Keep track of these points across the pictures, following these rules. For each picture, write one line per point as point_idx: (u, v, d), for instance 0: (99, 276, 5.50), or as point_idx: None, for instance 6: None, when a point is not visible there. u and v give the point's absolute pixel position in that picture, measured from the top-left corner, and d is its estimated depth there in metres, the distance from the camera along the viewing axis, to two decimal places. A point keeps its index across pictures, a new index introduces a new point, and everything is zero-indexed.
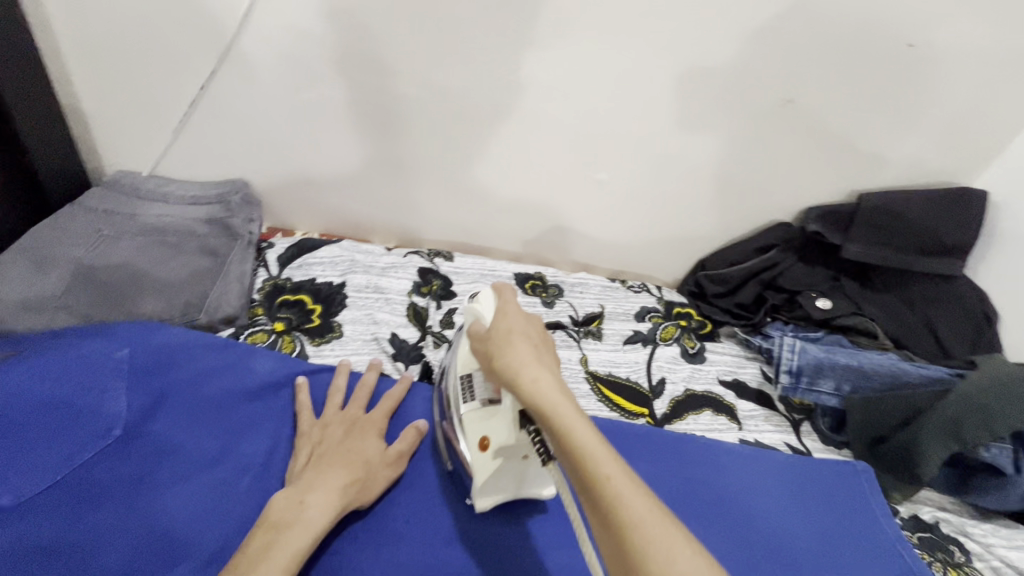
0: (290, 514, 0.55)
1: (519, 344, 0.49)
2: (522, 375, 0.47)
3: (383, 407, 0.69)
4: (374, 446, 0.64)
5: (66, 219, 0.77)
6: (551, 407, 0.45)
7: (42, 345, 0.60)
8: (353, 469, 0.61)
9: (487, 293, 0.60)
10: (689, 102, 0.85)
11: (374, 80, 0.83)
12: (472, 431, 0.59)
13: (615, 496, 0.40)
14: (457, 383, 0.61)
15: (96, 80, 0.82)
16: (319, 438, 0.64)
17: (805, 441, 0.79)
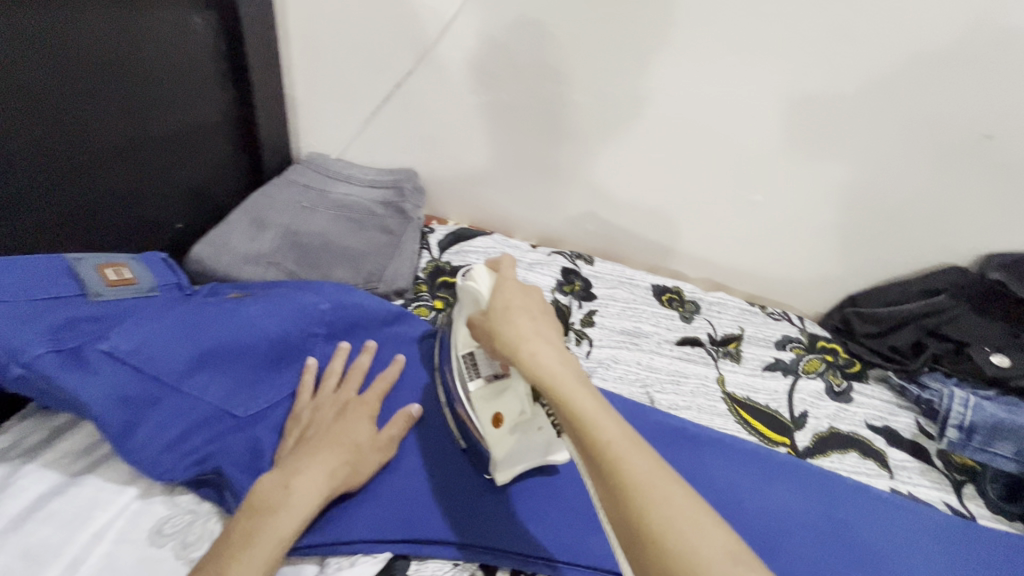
0: (275, 497, 0.50)
1: (520, 320, 0.48)
2: (528, 347, 0.46)
3: (377, 388, 0.63)
4: (365, 428, 0.59)
5: (275, 188, 0.90)
6: (554, 375, 0.44)
7: (266, 290, 0.71)
8: (341, 451, 0.55)
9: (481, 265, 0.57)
10: (865, 128, 0.83)
11: (550, 86, 0.88)
12: (484, 409, 0.57)
13: (620, 458, 0.38)
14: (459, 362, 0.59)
15: (313, 73, 0.95)
16: (310, 417, 0.59)
17: (969, 505, 0.72)
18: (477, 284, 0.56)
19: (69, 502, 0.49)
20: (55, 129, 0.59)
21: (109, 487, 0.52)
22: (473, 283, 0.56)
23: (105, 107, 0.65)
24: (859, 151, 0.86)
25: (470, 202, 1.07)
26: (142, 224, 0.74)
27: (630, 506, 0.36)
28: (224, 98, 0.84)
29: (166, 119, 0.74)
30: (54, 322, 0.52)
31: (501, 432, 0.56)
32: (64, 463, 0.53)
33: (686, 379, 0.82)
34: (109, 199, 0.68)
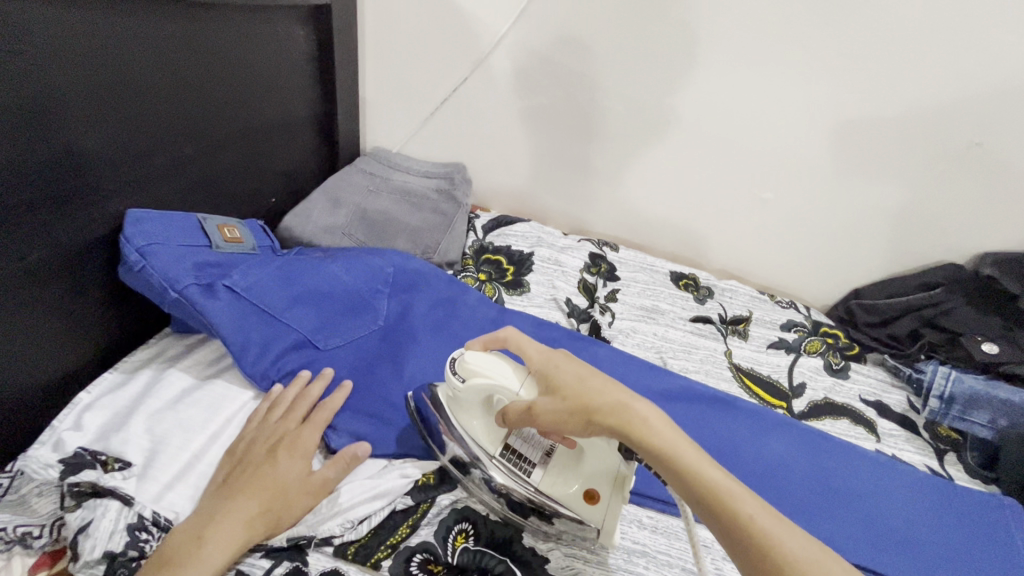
0: (185, 550, 0.50)
1: (611, 389, 0.50)
2: (641, 419, 0.47)
3: (316, 418, 0.62)
4: (298, 468, 0.58)
5: (347, 174, 1.06)
6: (677, 447, 0.46)
7: (341, 253, 0.85)
8: (265, 497, 0.54)
9: (476, 355, 0.57)
10: (866, 135, 0.94)
11: (586, 93, 1.02)
12: (570, 492, 0.57)
13: (765, 529, 0.42)
14: (504, 461, 0.58)
15: (383, 78, 1.11)
16: (242, 456, 0.59)
17: (948, 468, 0.81)
18: (493, 379, 0.55)
19: (207, 392, 0.65)
20: (199, 118, 0.76)
21: (233, 386, 0.67)
22: (485, 376, 0.55)
23: (235, 103, 0.82)
24: (861, 155, 0.96)
25: (510, 194, 1.21)
26: (247, 197, 0.91)
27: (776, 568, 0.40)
28: (312, 97, 1.01)
29: (271, 113, 0.91)
30: (193, 261, 0.68)
31: (601, 504, 0.56)
32: (197, 368, 0.68)
33: (697, 350, 0.93)
34: (228, 174, 0.84)
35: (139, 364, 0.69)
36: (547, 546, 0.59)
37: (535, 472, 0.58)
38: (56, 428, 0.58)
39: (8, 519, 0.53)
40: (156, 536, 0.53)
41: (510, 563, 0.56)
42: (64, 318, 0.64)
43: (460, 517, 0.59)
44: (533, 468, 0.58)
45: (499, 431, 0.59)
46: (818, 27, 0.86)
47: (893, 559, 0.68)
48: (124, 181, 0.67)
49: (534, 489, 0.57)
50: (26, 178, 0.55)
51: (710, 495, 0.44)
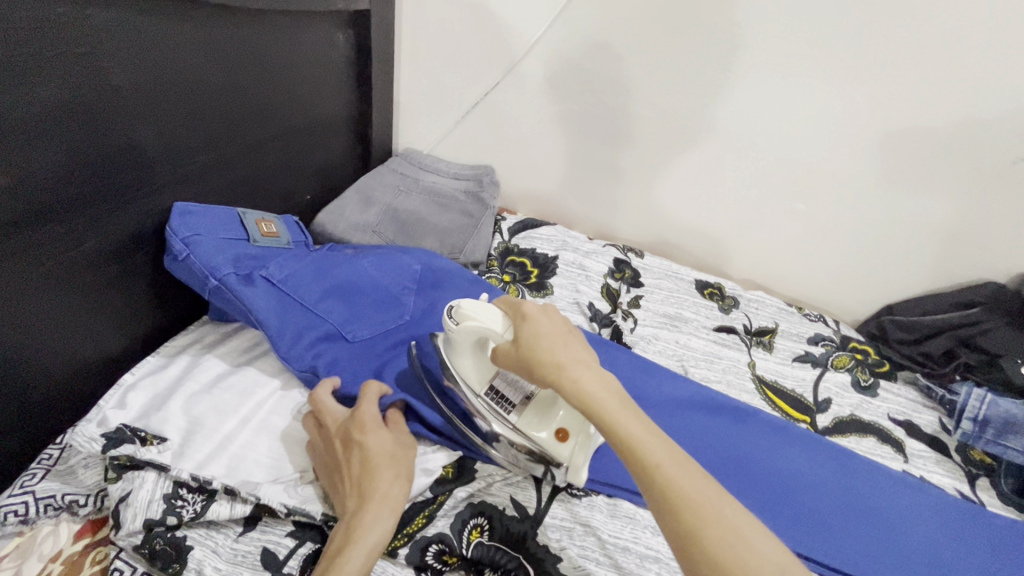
0: (347, 538, 0.49)
1: (556, 348, 0.50)
2: (575, 375, 0.47)
3: (367, 394, 0.62)
4: (384, 438, 0.58)
5: (379, 174, 1.09)
6: (606, 403, 0.46)
7: (370, 249, 0.88)
8: (384, 470, 0.54)
9: (469, 302, 0.60)
10: (902, 148, 0.92)
11: (615, 99, 1.02)
12: (543, 431, 0.59)
13: (671, 485, 0.42)
14: (486, 401, 0.62)
15: (417, 82, 1.14)
16: (329, 457, 0.57)
17: (979, 493, 0.79)
18: (481, 322, 0.58)
19: (240, 379, 0.68)
20: (244, 117, 0.79)
21: (264, 373, 0.70)
22: (474, 320, 0.59)
23: (278, 103, 0.85)
24: (897, 168, 0.94)
25: (536, 197, 1.22)
26: (285, 193, 0.94)
27: (676, 519, 0.40)
28: (350, 98, 1.04)
29: (311, 113, 0.94)
30: (233, 253, 0.71)
31: (571, 443, 0.58)
32: (232, 355, 0.71)
33: (719, 359, 0.92)
34: (268, 171, 0.88)
35: (179, 349, 0.72)
36: (559, 544, 0.59)
37: (513, 412, 0.61)
38: (102, 407, 0.62)
39: (58, 487, 0.56)
40: (192, 500, 0.56)
41: (523, 560, 0.57)
42: (114, 302, 0.68)
43: (476, 511, 0.61)
44: (512, 410, 0.61)
45: (486, 374, 0.63)
46: (855, 39, 0.85)
47: None
48: (174, 174, 0.71)
49: (511, 427, 0.60)
50: (88, 171, 0.60)
51: (624, 450, 0.44)
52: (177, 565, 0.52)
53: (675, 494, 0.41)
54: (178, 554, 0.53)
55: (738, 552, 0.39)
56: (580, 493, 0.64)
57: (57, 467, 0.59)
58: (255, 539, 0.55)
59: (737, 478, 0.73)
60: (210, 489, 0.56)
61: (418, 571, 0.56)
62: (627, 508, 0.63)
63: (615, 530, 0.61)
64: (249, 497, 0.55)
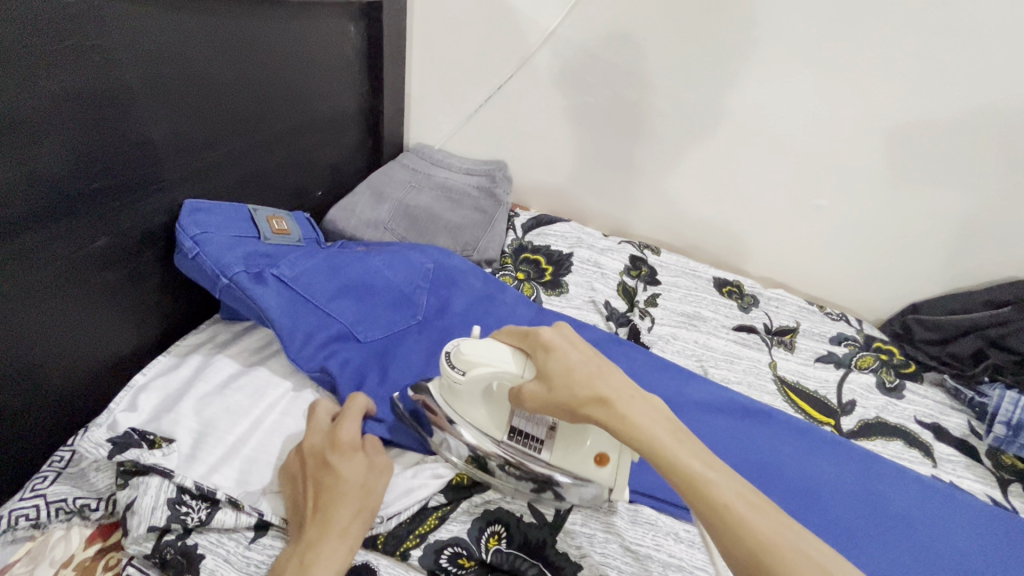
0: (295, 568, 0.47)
1: (594, 378, 0.48)
2: (621, 409, 0.46)
3: (348, 416, 0.59)
4: (358, 465, 0.55)
5: (390, 169, 1.08)
6: (657, 435, 0.44)
7: (383, 247, 0.86)
8: (351, 499, 0.52)
9: (471, 347, 0.57)
10: (932, 141, 0.88)
11: (632, 91, 1.00)
12: (579, 462, 0.58)
13: (742, 522, 0.39)
14: (512, 444, 0.60)
15: (429, 75, 1.12)
16: (298, 477, 0.56)
17: (1012, 500, 0.76)
18: (492, 366, 0.55)
19: (251, 379, 0.66)
20: (254, 112, 0.78)
21: (275, 374, 0.68)
22: (485, 365, 0.56)
23: (288, 97, 0.84)
24: (926, 161, 0.90)
25: (550, 192, 1.20)
26: (296, 189, 0.93)
27: (754, 561, 0.37)
28: (361, 92, 1.02)
29: (321, 106, 0.93)
30: (243, 251, 0.70)
31: (611, 466, 0.58)
32: (243, 355, 0.70)
33: (739, 360, 0.90)
34: (278, 167, 0.87)
35: (189, 348, 0.71)
36: (580, 552, 0.57)
37: (544, 449, 0.59)
38: (112, 409, 0.60)
39: (69, 491, 0.55)
40: (197, 507, 0.54)
41: (543, 568, 0.55)
42: (123, 301, 0.66)
43: (493, 518, 0.59)
44: (541, 446, 0.60)
45: (502, 416, 0.61)
46: (885, 27, 0.82)
47: None
48: (183, 171, 0.69)
49: (546, 464, 0.59)
50: (95, 168, 0.58)
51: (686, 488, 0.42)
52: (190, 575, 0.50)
53: (744, 527, 0.39)
54: (190, 563, 0.51)
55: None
56: None
57: (68, 470, 0.58)
58: (265, 547, 0.53)
59: (760, 484, 0.71)
60: (213, 497, 0.54)
61: None
62: (648, 515, 0.62)
63: (637, 536, 0.59)
64: (253, 509, 0.54)
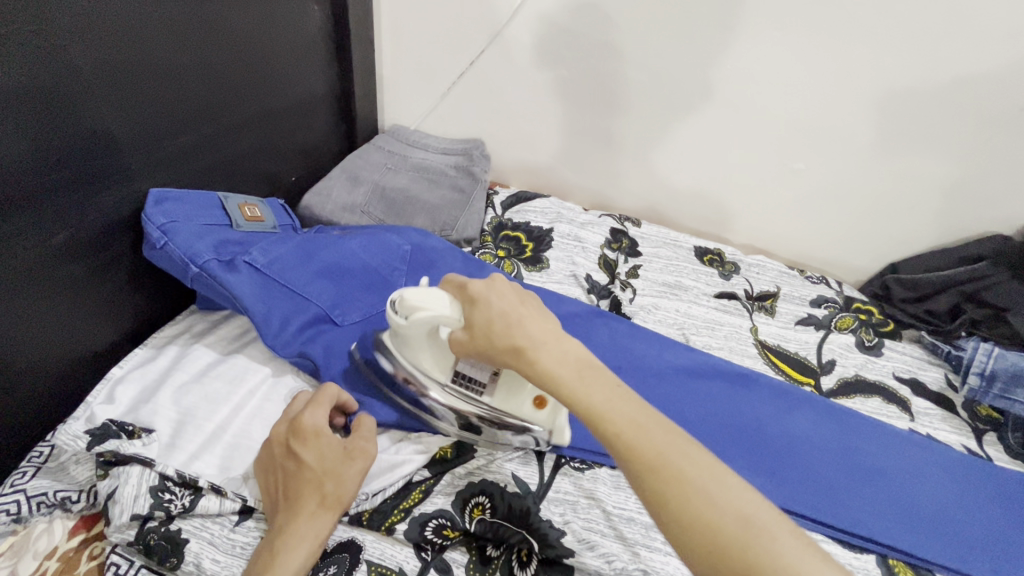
0: (263, 562, 0.48)
1: (513, 326, 0.49)
2: (535, 355, 0.47)
3: (314, 400, 0.57)
4: (325, 449, 0.54)
5: (366, 152, 1.07)
6: (564, 377, 0.45)
7: (358, 230, 0.86)
8: (317, 488, 0.51)
9: (413, 292, 0.57)
10: (904, 100, 0.88)
11: (605, 63, 0.98)
12: (520, 405, 0.58)
13: (635, 441, 0.41)
14: (454, 387, 0.60)
15: (399, 54, 1.10)
16: (268, 465, 0.55)
17: (986, 449, 0.78)
18: (431, 312, 0.55)
19: (229, 366, 0.66)
20: (217, 96, 0.76)
21: (253, 361, 0.68)
22: (425, 311, 0.55)
23: (253, 81, 0.82)
24: (899, 126, 0.91)
25: (529, 169, 1.19)
26: (268, 175, 0.91)
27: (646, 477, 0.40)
28: (330, 74, 1.00)
29: (289, 90, 0.91)
30: (214, 238, 0.69)
31: (549, 408, 0.58)
32: (222, 344, 0.70)
33: (721, 326, 0.90)
34: (248, 154, 0.85)
35: (166, 340, 0.70)
36: (563, 518, 0.57)
37: (486, 393, 0.59)
38: (89, 403, 0.60)
39: (49, 485, 0.55)
40: (180, 494, 0.54)
41: (527, 535, 0.56)
42: (92, 295, 0.66)
43: (477, 490, 0.59)
44: (483, 391, 0.59)
45: (446, 361, 0.60)
46: None
47: (924, 542, 0.65)
48: (148, 161, 0.68)
49: (487, 408, 0.59)
50: (52, 161, 0.57)
51: (589, 418, 0.44)
52: (175, 560, 0.51)
53: (632, 454, 0.41)
54: (175, 547, 0.52)
55: (695, 501, 0.38)
56: (583, 466, 0.63)
57: (47, 464, 0.58)
58: (249, 530, 0.54)
59: (741, 444, 0.72)
60: (195, 484, 0.55)
61: (417, 549, 0.55)
62: None
63: (620, 501, 0.60)
64: (236, 495, 0.55)
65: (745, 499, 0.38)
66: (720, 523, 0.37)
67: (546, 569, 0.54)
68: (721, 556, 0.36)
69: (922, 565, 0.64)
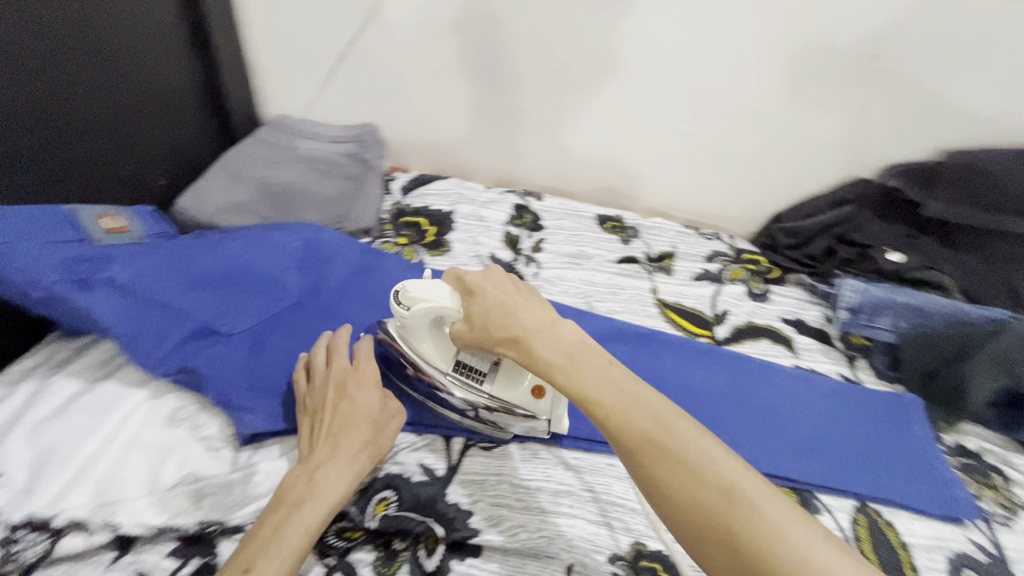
0: (301, 490, 0.52)
1: (510, 317, 0.48)
2: (531, 346, 0.47)
3: (364, 351, 0.63)
4: (372, 400, 0.59)
5: (247, 147, 1.00)
6: (558, 365, 0.45)
7: (241, 230, 0.81)
8: (360, 432, 0.56)
9: (415, 283, 0.57)
10: (768, 57, 0.92)
11: (489, 37, 0.97)
12: (518, 395, 0.59)
13: (626, 422, 0.41)
14: (456, 377, 0.60)
15: (271, 37, 1.02)
16: (313, 404, 0.59)
17: (858, 373, 0.86)
18: (432, 302, 0.55)
19: (97, 396, 0.60)
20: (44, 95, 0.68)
21: (126, 386, 0.62)
22: (426, 302, 0.56)
23: (91, 75, 0.74)
24: (766, 82, 0.95)
25: (428, 150, 1.16)
26: (130, 180, 0.83)
27: (637, 456, 0.40)
28: (189, 64, 0.92)
29: (138, 84, 0.82)
30: (62, 256, 0.62)
31: (548, 398, 0.58)
32: (88, 371, 0.64)
33: (623, 290, 0.93)
34: (99, 159, 0.77)
35: (21, 375, 0.63)
36: (470, 499, 0.58)
37: (486, 381, 0.59)
38: None
39: None
40: (34, 541, 0.50)
41: (431, 522, 0.55)
42: None
43: (382, 485, 0.58)
44: (484, 380, 0.60)
45: (450, 350, 0.60)
46: None
47: (807, 465, 0.72)
48: None
49: (486, 397, 0.59)
50: None
51: (583, 402, 0.43)
52: None
53: (623, 435, 0.41)
54: None
55: (680, 480, 0.38)
56: (492, 445, 0.64)
57: None
58: (127, 565, 0.50)
59: None
60: (52, 526, 0.50)
61: (321, 555, 0.53)
62: (538, 451, 0.65)
63: (526, 473, 0.62)
64: (105, 525, 0.50)
65: (732, 472, 0.38)
66: (705, 500, 0.37)
67: (453, 552, 0.54)
68: (709, 528, 0.37)
69: (806, 489, 0.70)
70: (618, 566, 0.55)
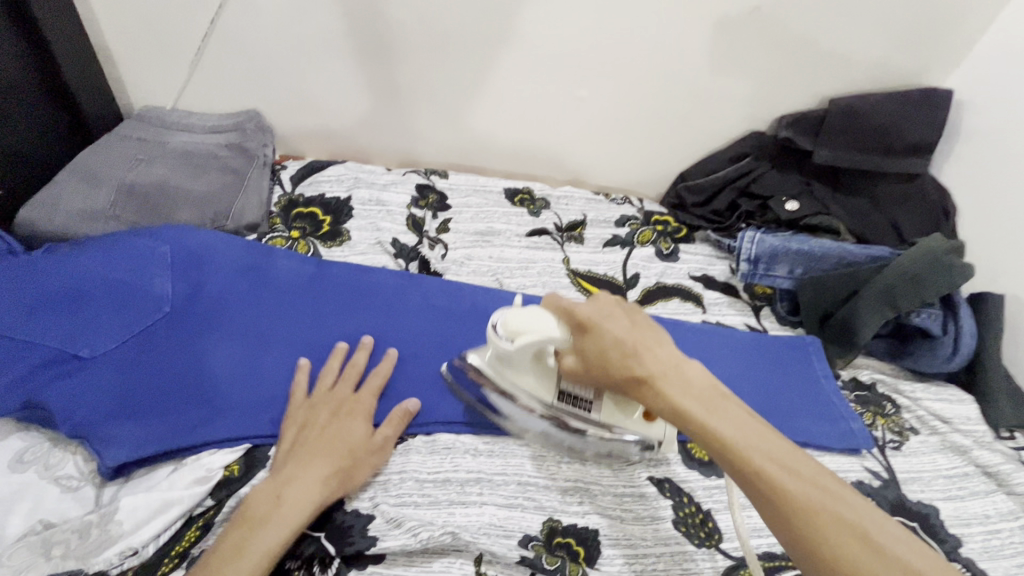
0: (266, 508, 0.50)
1: (635, 357, 0.50)
2: (659, 388, 0.48)
3: (370, 386, 0.64)
4: (359, 430, 0.59)
5: (106, 145, 0.89)
6: (693, 412, 0.46)
7: (98, 238, 0.72)
8: (335, 456, 0.55)
9: (514, 315, 0.58)
10: (656, 16, 0.90)
11: (366, 6, 0.89)
12: (629, 420, 0.59)
13: (776, 484, 0.41)
14: (563, 405, 0.60)
15: (115, 20, 0.90)
16: (306, 419, 0.59)
17: (763, 322, 0.89)
18: (537, 334, 0.55)
19: None
20: None
21: None
22: (529, 334, 0.56)
23: None
24: (658, 41, 0.93)
25: (322, 134, 1.08)
26: None
27: (793, 518, 0.40)
28: (11, 55, 0.80)
29: None
30: None
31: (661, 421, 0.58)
32: None
33: (534, 264, 0.92)
34: None
35: None
36: (372, 503, 0.56)
37: (594, 408, 0.60)
38: None
39: None
40: None
41: (322, 538, 0.52)
42: None
43: None
44: (591, 407, 0.60)
45: (552, 381, 0.60)
46: None
47: None
48: None
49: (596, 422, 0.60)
50: None
51: (725, 456, 0.44)
52: None
53: (778, 494, 0.41)
54: None
55: (849, 549, 0.38)
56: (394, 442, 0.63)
57: None
58: None
59: None
60: None
61: None
62: (446, 440, 0.63)
63: (433, 465, 0.60)
64: None
65: (892, 540, 0.39)
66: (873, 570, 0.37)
67: (350, 563, 0.52)
68: None
69: None
70: (529, 547, 0.55)
